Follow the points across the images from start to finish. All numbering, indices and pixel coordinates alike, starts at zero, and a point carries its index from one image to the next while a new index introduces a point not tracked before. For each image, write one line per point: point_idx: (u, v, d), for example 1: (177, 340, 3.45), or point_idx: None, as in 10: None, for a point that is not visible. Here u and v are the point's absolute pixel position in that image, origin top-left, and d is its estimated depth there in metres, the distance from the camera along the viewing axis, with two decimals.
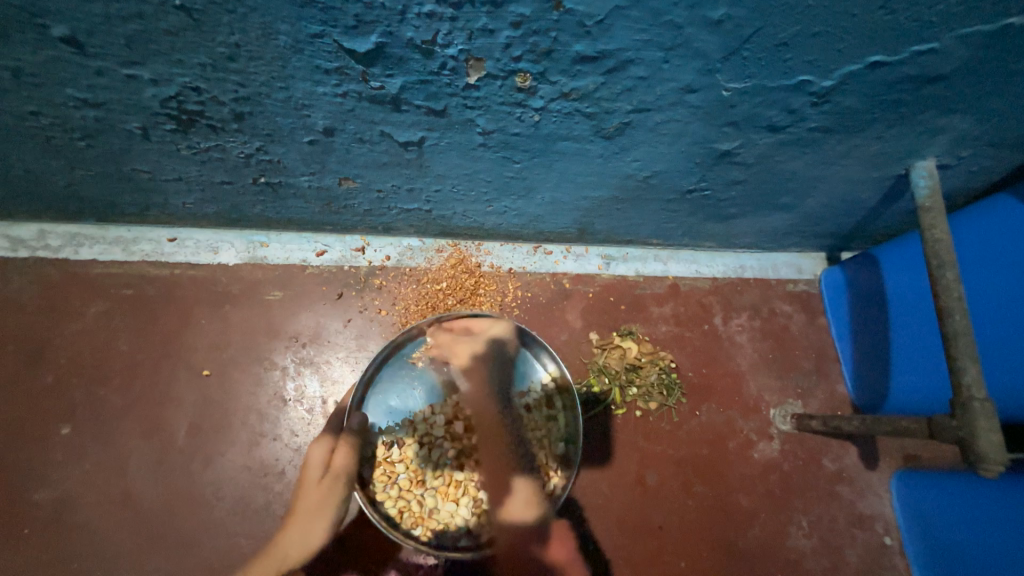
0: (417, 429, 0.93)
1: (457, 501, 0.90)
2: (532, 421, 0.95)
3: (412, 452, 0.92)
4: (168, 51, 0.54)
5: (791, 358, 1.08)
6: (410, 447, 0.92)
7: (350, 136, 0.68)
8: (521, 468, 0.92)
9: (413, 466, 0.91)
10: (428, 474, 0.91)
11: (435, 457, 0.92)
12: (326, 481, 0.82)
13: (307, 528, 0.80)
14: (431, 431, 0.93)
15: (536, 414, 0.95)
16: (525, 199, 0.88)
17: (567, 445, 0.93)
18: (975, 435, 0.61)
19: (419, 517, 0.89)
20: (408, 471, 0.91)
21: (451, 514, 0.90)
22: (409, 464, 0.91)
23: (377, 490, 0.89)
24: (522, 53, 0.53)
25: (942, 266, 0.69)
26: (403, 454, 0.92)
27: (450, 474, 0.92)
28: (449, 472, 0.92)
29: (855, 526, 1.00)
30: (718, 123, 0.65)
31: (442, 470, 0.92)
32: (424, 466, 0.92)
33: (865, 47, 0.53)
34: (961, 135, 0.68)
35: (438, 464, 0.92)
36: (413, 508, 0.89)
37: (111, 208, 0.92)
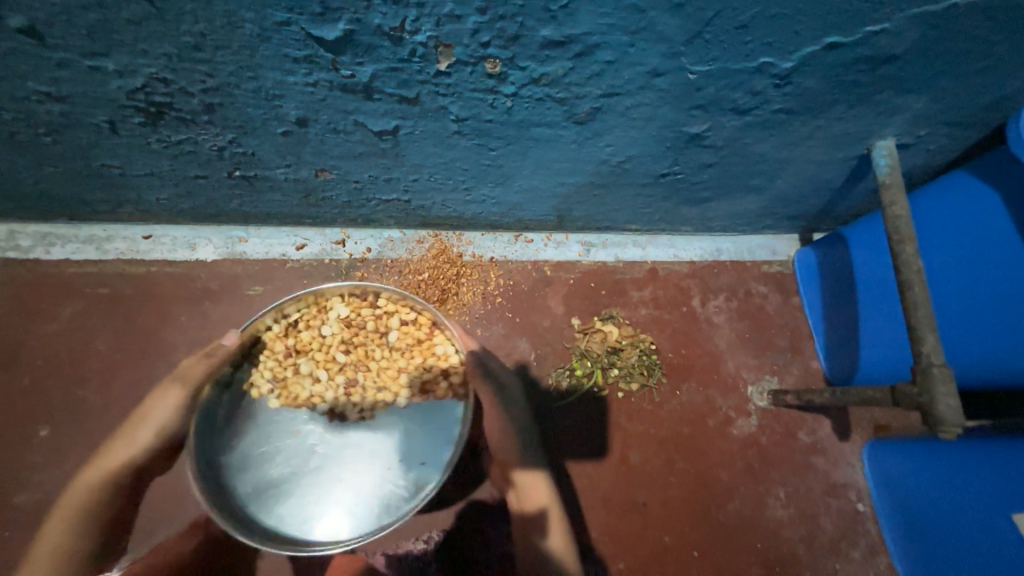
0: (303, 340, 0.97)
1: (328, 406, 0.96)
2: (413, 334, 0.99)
3: (295, 360, 0.96)
4: (131, 41, 0.53)
5: (768, 337, 1.11)
6: (288, 356, 0.96)
7: (323, 126, 0.68)
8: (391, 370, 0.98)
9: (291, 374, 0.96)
10: (302, 357, 0.96)
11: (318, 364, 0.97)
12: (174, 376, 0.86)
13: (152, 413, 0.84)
14: (316, 340, 0.97)
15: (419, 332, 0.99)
16: (502, 187, 0.88)
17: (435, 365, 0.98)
18: (934, 399, 0.65)
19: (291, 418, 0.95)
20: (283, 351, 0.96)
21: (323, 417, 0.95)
22: (286, 371, 0.96)
23: (252, 395, 0.95)
24: (490, 39, 0.54)
25: (902, 241, 0.72)
26: (279, 360, 0.96)
27: (332, 378, 0.97)
28: (329, 365, 0.97)
29: (829, 495, 1.04)
30: (687, 106, 0.67)
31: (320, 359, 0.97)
32: (305, 373, 0.96)
33: (823, 28, 0.55)
34: (918, 114, 0.71)
35: (317, 347, 0.97)
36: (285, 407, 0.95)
37: (82, 206, 0.90)
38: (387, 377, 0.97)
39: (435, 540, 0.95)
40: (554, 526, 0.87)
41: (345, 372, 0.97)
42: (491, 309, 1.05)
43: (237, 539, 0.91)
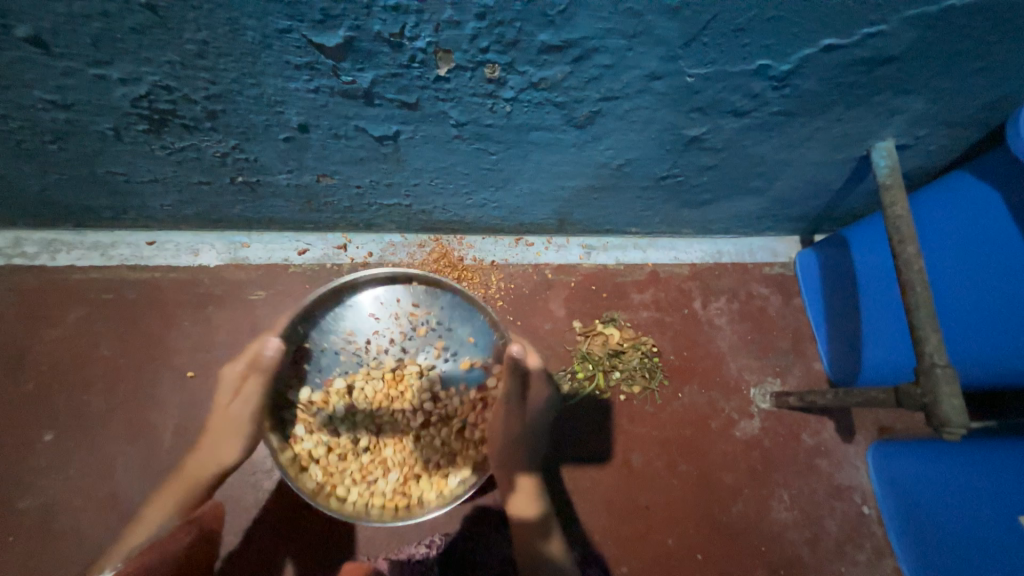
0: (339, 439, 0.92)
1: (378, 450, 0.92)
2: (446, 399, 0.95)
3: (337, 424, 0.93)
4: (135, 50, 0.54)
5: (770, 339, 1.11)
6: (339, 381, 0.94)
7: (325, 132, 0.69)
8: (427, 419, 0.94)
9: (344, 413, 0.93)
10: (357, 412, 0.93)
11: (377, 398, 0.94)
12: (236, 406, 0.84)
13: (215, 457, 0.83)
14: (368, 452, 0.92)
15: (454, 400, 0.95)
16: (503, 190, 0.89)
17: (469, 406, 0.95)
18: (937, 400, 0.64)
19: (343, 453, 0.91)
20: (341, 399, 0.93)
21: (375, 463, 0.92)
22: (343, 418, 0.93)
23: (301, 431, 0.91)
24: (489, 44, 0.54)
25: (903, 241, 0.72)
26: (320, 467, 0.90)
27: (384, 415, 0.94)
28: (386, 401, 0.94)
29: (834, 498, 1.03)
30: (685, 109, 0.67)
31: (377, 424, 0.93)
32: (357, 414, 0.93)
33: (820, 31, 0.55)
34: (917, 115, 0.71)
35: (374, 396, 0.94)
36: (332, 444, 0.92)
37: (87, 213, 0.91)
38: (443, 428, 0.93)
39: (437, 543, 0.94)
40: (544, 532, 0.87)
41: (397, 410, 0.94)
42: (492, 312, 1.06)
43: (242, 551, 0.91)
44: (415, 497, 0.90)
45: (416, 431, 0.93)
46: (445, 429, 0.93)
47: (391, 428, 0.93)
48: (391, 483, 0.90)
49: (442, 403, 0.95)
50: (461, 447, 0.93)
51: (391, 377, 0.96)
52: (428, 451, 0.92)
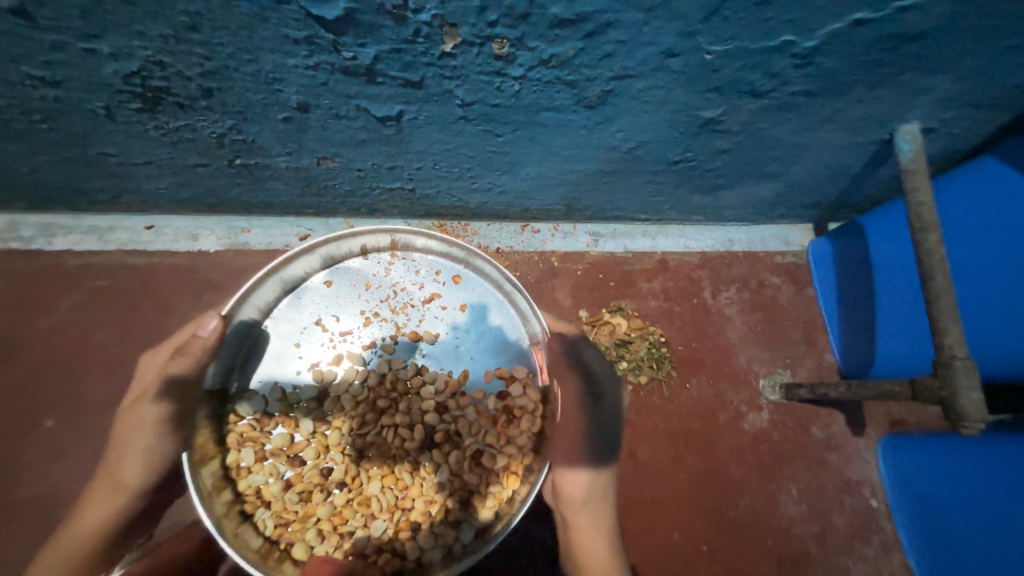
0: (300, 469, 0.90)
1: (359, 488, 0.90)
2: (455, 416, 0.93)
3: (297, 450, 0.90)
4: (125, 22, 0.51)
5: (780, 329, 1.09)
6: (302, 407, 0.93)
7: (325, 112, 0.66)
8: (427, 442, 0.92)
9: (307, 434, 0.92)
10: (320, 435, 0.92)
11: (346, 421, 0.92)
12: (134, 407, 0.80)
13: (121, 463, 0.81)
14: (343, 489, 0.89)
15: (466, 415, 0.92)
16: (509, 175, 0.86)
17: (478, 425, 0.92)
18: (956, 394, 0.62)
19: (303, 488, 0.89)
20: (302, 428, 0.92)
21: (348, 505, 0.89)
22: (303, 446, 0.90)
23: (230, 459, 0.89)
24: (498, 17, 0.51)
25: (926, 230, 0.69)
26: (272, 509, 0.88)
27: (363, 446, 0.91)
28: (360, 422, 0.92)
29: (842, 491, 1.02)
30: (702, 89, 0.64)
31: (341, 455, 0.91)
32: (322, 441, 0.91)
33: (850, 3, 0.52)
34: (945, 96, 0.68)
35: (338, 426, 0.92)
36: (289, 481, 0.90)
37: (83, 196, 0.89)
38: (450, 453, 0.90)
39: None
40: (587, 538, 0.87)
41: (388, 439, 0.90)
42: None
43: None
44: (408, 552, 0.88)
45: (412, 459, 0.91)
46: (454, 461, 0.90)
47: (377, 458, 0.90)
48: (374, 534, 0.88)
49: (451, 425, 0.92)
50: (474, 484, 0.89)
51: (365, 381, 0.94)
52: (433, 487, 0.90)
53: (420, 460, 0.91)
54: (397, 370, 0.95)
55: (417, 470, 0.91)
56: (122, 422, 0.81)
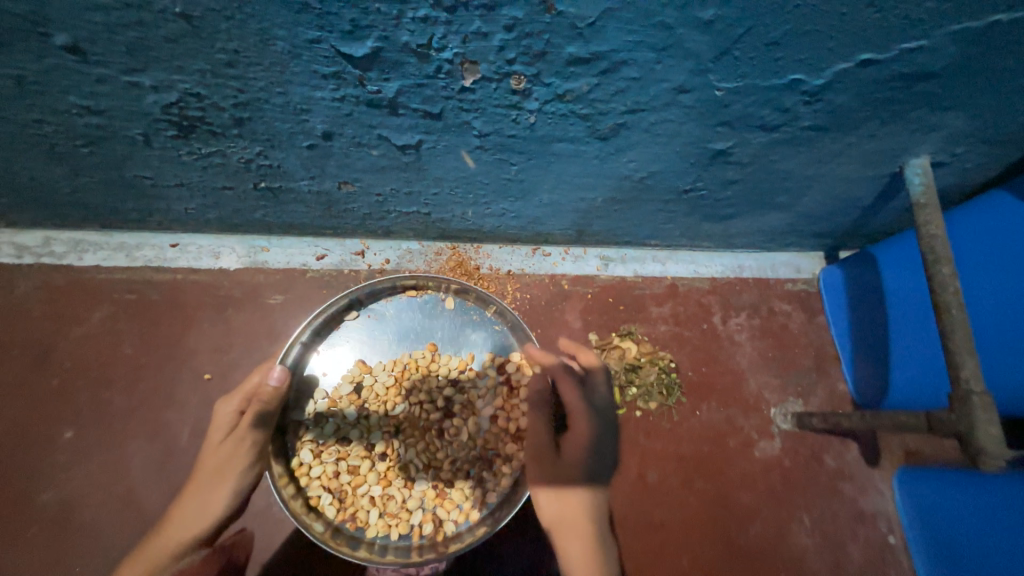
0: (352, 449, 0.93)
1: (399, 456, 0.93)
2: (469, 387, 0.97)
3: (348, 431, 0.93)
4: (168, 58, 0.55)
5: (792, 357, 1.08)
6: (345, 392, 0.95)
7: (348, 140, 0.69)
8: (449, 412, 0.95)
9: (353, 419, 0.94)
10: (367, 410, 0.95)
11: (383, 398, 0.95)
12: (233, 439, 0.84)
13: (212, 491, 0.83)
14: (385, 458, 0.92)
15: (478, 385, 0.97)
16: (522, 201, 0.88)
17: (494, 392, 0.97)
18: (974, 429, 0.61)
19: (358, 464, 0.92)
20: (350, 405, 0.95)
21: (393, 471, 0.92)
22: (351, 427, 0.94)
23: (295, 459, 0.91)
24: (516, 56, 0.54)
25: (938, 262, 0.69)
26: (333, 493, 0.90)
27: (398, 418, 0.94)
28: (399, 398, 0.95)
29: (858, 526, 0.99)
30: (711, 123, 0.66)
31: (387, 430, 0.94)
32: (367, 421, 0.94)
33: (856, 44, 0.53)
34: (955, 132, 0.69)
35: (381, 403, 0.95)
36: (342, 462, 0.92)
37: (114, 214, 0.93)
38: (473, 419, 0.95)
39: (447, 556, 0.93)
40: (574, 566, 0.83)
41: (417, 409, 0.95)
42: None
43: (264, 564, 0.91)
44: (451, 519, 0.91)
45: (439, 426, 0.94)
46: (477, 426, 0.94)
47: (413, 429, 0.94)
48: (416, 498, 0.91)
49: (471, 395, 0.96)
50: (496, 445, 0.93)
51: (398, 370, 0.97)
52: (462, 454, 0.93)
53: (444, 425, 0.94)
54: (423, 353, 0.98)
55: (444, 435, 0.93)
56: (211, 457, 0.84)
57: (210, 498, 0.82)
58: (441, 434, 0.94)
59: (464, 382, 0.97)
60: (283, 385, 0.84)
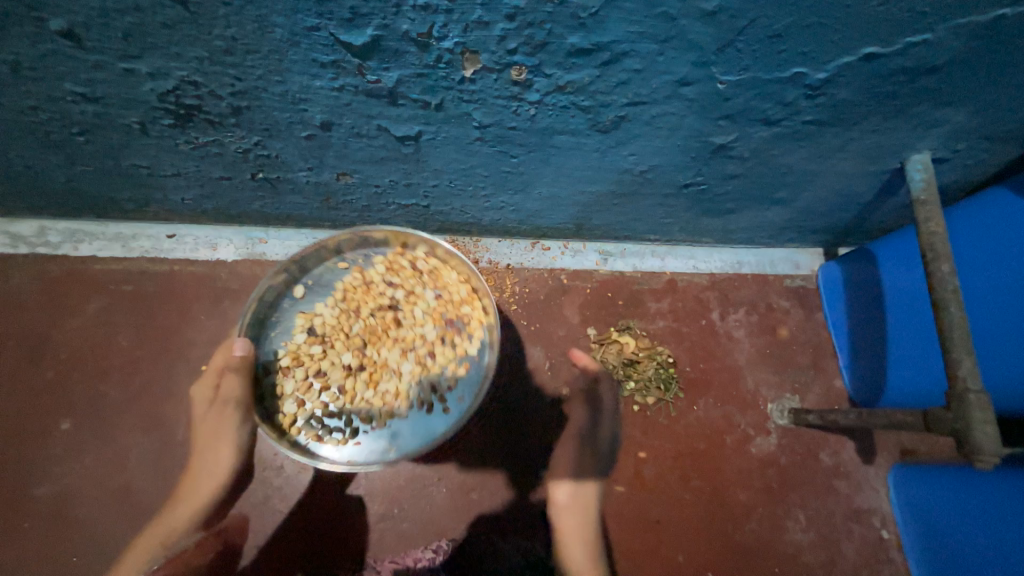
0: (331, 380, 0.91)
1: (378, 367, 0.92)
2: (411, 286, 0.95)
3: (317, 364, 0.91)
4: (165, 45, 0.54)
5: (789, 353, 1.08)
6: (297, 335, 0.92)
7: (347, 130, 0.69)
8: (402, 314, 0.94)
9: (315, 355, 0.91)
10: (318, 338, 0.92)
11: (336, 325, 0.93)
12: (217, 406, 0.90)
13: (212, 457, 0.89)
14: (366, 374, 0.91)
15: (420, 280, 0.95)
16: (522, 194, 0.88)
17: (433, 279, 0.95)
18: (970, 427, 0.62)
19: (349, 394, 0.90)
20: (301, 341, 0.91)
21: (382, 381, 0.92)
22: (319, 360, 0.91)
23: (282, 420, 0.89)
24: (517, 46, 0.53)
25: (937, 259, 0.69)
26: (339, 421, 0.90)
27: (357, 337, 0.93)
28: (354, 320, 0.93)
29: (852, 521, 1.00)
30: (713, 116, 0.66)
31: (353, 351, 0.92)
32: (330, 351, 0.92)
33: (859, 38, 0.53)
34: (956, 128, 0.69)
35: (332, 330, 0.92)
36: (330, 393, 0.91)
37: (110, 204, 0.92)
38: (419, 310, 0.94)
39: (444, 550, 0.93)
40: (571, 543, 0.91)
41: (373, 326, 0.93)
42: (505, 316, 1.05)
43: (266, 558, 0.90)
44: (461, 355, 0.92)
45: (401, 333, 0.93)
46: (426, 297, 0.95)
47: (377, 342, 0.93)
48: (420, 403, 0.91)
49: (409, 293, 0.95)
50: (455, 301, 0.94)
51: (339, 298, 0.94)
52: (424, 327, 0.94)
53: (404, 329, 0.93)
54: (352, 276, 0.95)
55: (407, 338, 0.93)
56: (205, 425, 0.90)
57: (210, 462, 0.89)
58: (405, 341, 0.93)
59: (404, 279, 0.95)
60: (250, 354, 0.87)
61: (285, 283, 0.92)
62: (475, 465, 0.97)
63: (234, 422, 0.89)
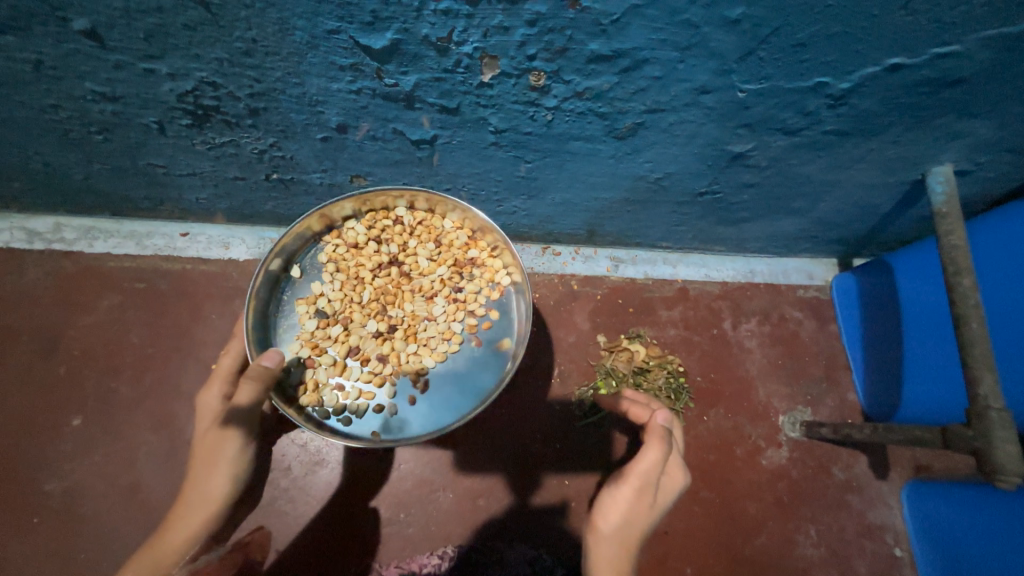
0: (368, 352, 0.85)
1: (407, 321, 0.87)
2: (407, 237, 0.89)
3: (346, 343, 0.85)
4: (185, 46, 0.54)
5: (802, 365, 1.06)
6: (308, 320, 0.85)
7: (362, 133, 0.69)
8: (410, 266, 0.89)
9: (333, 335, 0.85)
10: (330, 314, 0.86)
11: (345, 299, 0.87)
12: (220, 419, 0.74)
13: (203, 483, 0.72)
14: (398, 331, 0.87)
15: (411, 231, 0.89)
16: (535, 199, 0.87)
17: (423, 231, 0.89)
18: (991, 445, 0.60)
19: (394, 356, 0.85)
20: (312, 324, 0.85)
21: (415, 335, 0.87)
22: (346, 338, 0.85)
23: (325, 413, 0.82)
24: (537, 52, 0.53)
25: (959, 273, 0.68)
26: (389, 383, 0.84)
27: (373, 302, 0.87)
28: (361, 287, 0.88)
29: (864, 537, 0.98)
30: (732, 125, 0.65)
31: (373, 314, 0.87)
32: (352, 327, 0.86)
33: (885, 48, 0.52)
34: (980, 141, 0.67)
35: (342, 303, 0.87)
36: (369, 359, 0.85)
37: (126, 202, 0.93)
38: (422, 259, 0.89)
39: (449, 556, 0.93)
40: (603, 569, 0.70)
41: (383, 287, 0.88)
42: None
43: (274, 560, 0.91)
44: (493, 280, 0.89)
45: (415, 287, 0.89)
46: (426, 244, 0.89)
47: (394, 299, 0.88)
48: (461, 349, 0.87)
49: (405, 246, 0.90)
50: (459, 246, 0.89)
51: (334, 271, 0.88)
52: (437, 274, 0.89)
53: (418, 281, 0.89)
54: (338, 247, 0.88)
55: (423, 288, 0.89)
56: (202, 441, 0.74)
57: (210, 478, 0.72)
58: (422, 291, 0.89)
59: (396, 232, 0.89)
60: (281, 364, 0.74)
61: (270, 281, 0.84)
62: (482, 470, 0.96)
63: (234, 441, 0.73)
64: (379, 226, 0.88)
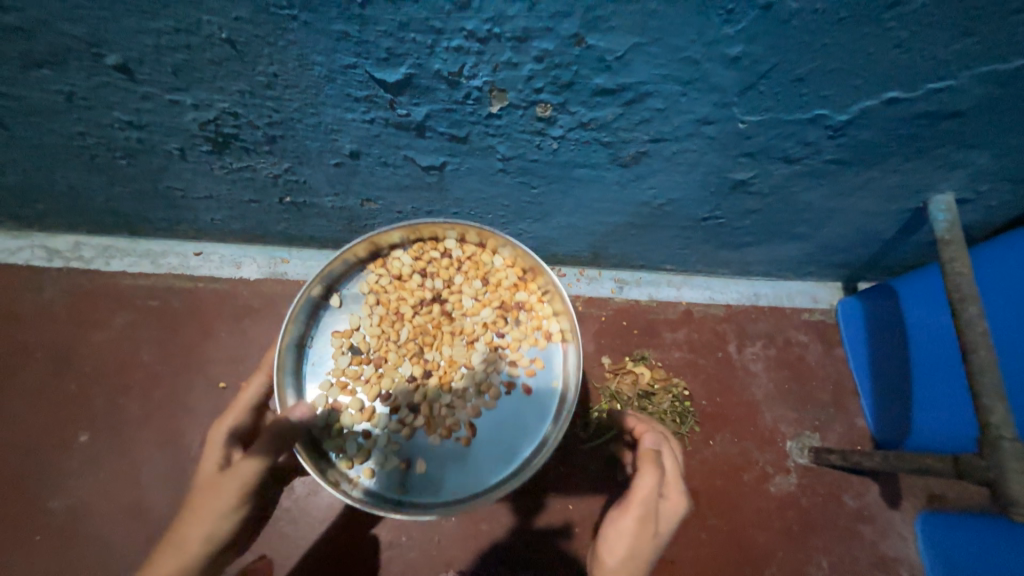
0: (399, 398, 0.86)
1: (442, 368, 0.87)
2: (448, 277, 0.90)
3: (377, 386, 0.85)
4: (210, 79, 0.57)
5: (808, 389, 1.06)
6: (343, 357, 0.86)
7: (374, 159, 0.71)
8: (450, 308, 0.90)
9: (369, 374, 0.86)
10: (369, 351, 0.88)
11: (382, 336, 0.88)
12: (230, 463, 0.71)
13: (183, 529, 0.68)
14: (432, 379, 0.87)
15: (454, 268, 0.90)
16: (540, 223, 0.89)
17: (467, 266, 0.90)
18: (1004, 478, 0.59)
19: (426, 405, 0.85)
20: (348, 360, 0.86)
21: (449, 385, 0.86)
22: (377, 381, 0.85)
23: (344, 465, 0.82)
24: (544, 85, 0.55)
25: (964, 300, 0.68)
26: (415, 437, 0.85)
27: (411, 342, 0.88)
28: (401, 325, 0.89)
29: (877, 569, 0.96)
30: (734, 153, 0.66)
31: (410, 356, 0.87)
32: (386, 368, 0.87)
33: (880, 84, 0.54)
34: (979, 170, 0.68)
35: (380, 341, 0.88)
36: (399, 409, 0.85)
37: (143, 222, 0.96)
38: (466, 299, 0.90)
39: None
40: None
41: (423, 325, 0.89)
42: None
43: None
44: (540, 328, 0.89)
45: (454, 330, 0.89)
46: (471, 282, 0.90)
47: (432, 342, 0.88)
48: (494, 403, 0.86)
49: (450, 283, 0.91)
50: (507, 286, 0.90)
51: (374, 305, 0.89)
52: (480, 315, 0.90)
53: (458, 324, 0.90)
54: (381, 278, 0.90)
55: (462, 333, 0.89)
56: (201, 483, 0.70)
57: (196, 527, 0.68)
58: (462, 335, 0.89)
59: (438, 270, 0.90)
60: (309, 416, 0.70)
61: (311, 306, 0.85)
62: None
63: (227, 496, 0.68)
64: (422, 263, 0.90)
